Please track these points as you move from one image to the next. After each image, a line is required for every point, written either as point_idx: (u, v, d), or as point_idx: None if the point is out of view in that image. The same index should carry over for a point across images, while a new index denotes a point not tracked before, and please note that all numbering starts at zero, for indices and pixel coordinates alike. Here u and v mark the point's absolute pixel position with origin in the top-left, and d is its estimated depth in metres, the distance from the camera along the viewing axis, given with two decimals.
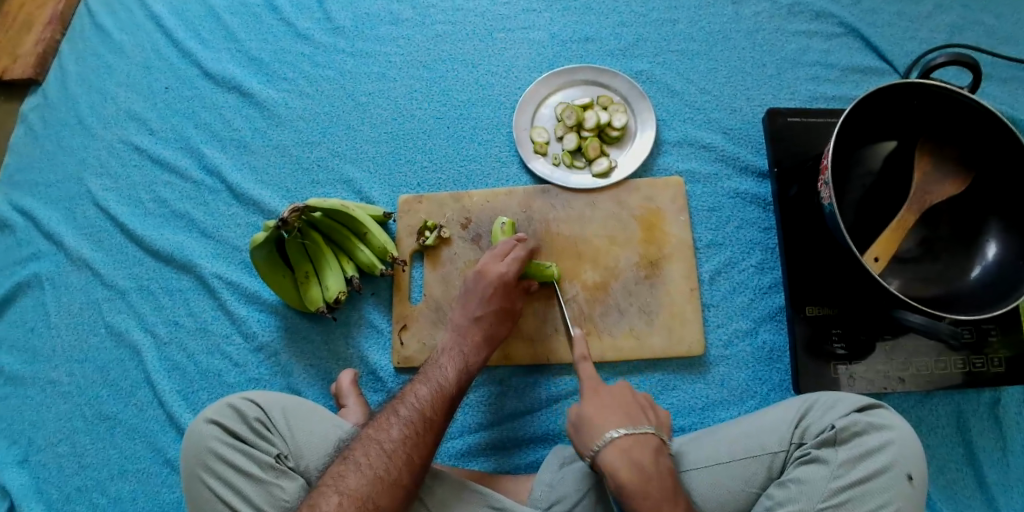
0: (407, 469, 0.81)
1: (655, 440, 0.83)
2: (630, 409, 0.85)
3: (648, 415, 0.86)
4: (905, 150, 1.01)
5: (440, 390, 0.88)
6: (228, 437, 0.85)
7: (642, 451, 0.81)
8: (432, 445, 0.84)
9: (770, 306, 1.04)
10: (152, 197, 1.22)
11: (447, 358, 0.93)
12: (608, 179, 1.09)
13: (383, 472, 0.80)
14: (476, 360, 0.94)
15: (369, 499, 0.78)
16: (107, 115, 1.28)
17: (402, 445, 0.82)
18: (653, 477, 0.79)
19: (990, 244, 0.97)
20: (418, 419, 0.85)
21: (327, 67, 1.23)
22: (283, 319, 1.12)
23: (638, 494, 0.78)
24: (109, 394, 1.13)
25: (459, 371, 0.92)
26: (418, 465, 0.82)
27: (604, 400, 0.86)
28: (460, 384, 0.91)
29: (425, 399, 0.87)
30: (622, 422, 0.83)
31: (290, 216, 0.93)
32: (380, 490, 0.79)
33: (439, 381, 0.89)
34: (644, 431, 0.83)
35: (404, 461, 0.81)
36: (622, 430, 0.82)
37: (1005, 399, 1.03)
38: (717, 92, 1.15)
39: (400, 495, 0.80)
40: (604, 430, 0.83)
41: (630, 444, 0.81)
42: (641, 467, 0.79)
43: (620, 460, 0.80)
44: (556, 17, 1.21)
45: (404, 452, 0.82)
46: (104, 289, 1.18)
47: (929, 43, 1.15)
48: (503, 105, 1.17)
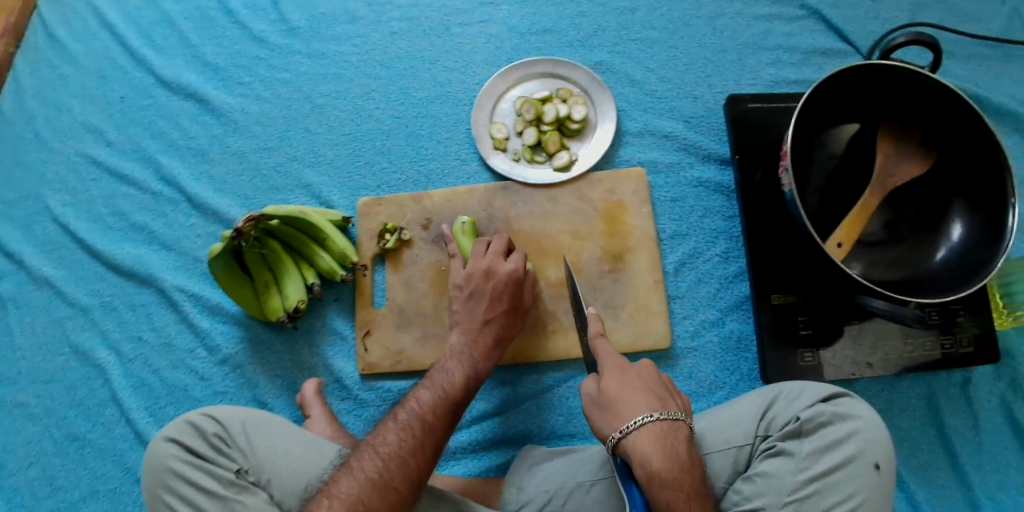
0: (402, 472, 0.79)
1: (685, 428, 0.78)
2: (661, 395, 0.80)
3: (676, 400, 0.81)
4: (868, 132, 1.00)
5: (444, 396, 0.87)
6: (186, 454, 0.83)
7: (676, 440, 0.76)
8: (428, 449, 0.82)
9: (736, 295, 1.03)
10: (111, 210, 1.19)
11: (452, 362, 0.91)
12: (570, 173, 1.07)
13: (377, 475, 0.78)
14: (485, 367, 0.92)
15: (360, 501, 0.75)
16: (63, 128, 1.24)
17: (397, 448, 0.80)
18: (684, 468, 0.75)
19: (955, 225, 0.96)
20: (417, 423, 0.83)
21: (283, 69, 1.21)
22: (247, 330, 1.11)
23: (671, 485, 0.73)
24: (78, 415, 1.11)
25: (464, 376, 0.90)
26: (415, 469, 0.80)
27: (631, 380, 0.80)
28: (466, 389, 0.89)
29: (426, 403, 0.85)
30: (658, 407, 0.78)
31: (244, 226, 0.91)
32: (372, 493, 0.76)
33: (442, 386, 0.88)
34: (677, 418, 0.78)
35: (399, 464, 0.79)
36: (657, 414, 0.77)
37: (976, 378, 1.03)
38: (677, 80, 1.13)
39: (394, 498, 0.77)
40: (636, 412, 0.77)
41: (665, 432, 0.76)
42: (676, 455, 0.75)
43: (654, 447, 0.75)
44: (514, 10, 1.18)
45: (401, 455, 0.80)
46: (66, 307, 1.16)
47: (891, 23, 1.14)
48: (461, 102, 1.15)
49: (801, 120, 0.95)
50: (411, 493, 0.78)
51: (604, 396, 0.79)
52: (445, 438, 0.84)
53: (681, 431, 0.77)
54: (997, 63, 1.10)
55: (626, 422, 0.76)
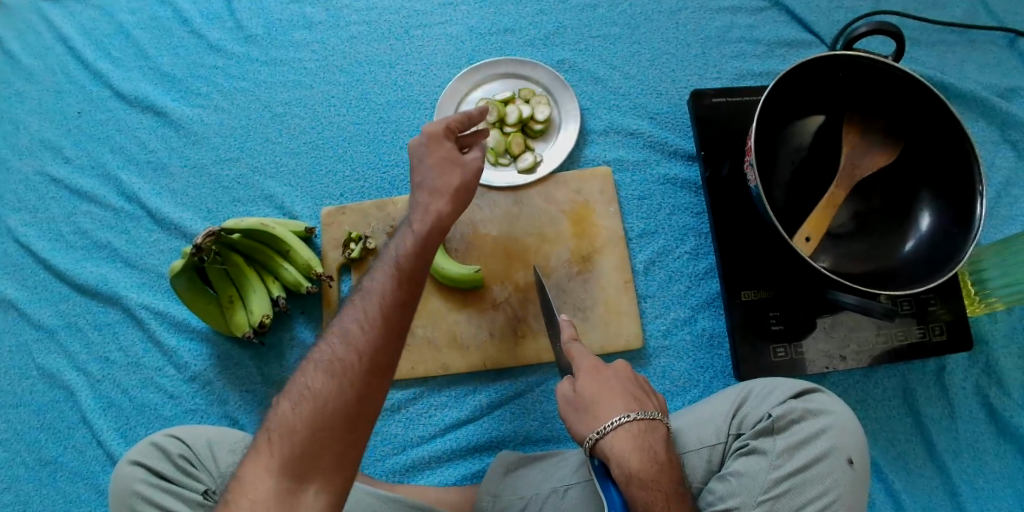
0: (353, 348, 0.70)
1: (663, 426, 0.78)
2: (638, 394, 0.80)
3: (654, 399, 0.81)
4: (833, 123, 0.99)
5: (393, 269, 0.74)
6: (152, 476, 0.82)
7: (655, 439, 0.76)
8: (382, 322, 0.71)
9: (707, 292, 1.02)
10: (72, 228, 1.17)
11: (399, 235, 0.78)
12: (535, 174, 1.06)
13: (329, 361, 0.70)
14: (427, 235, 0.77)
15: (316, 391, 0.68)
16: (21, 147, 1.21)
17: (346, 331, 0.71)
18: (662, 467, 0.74)
19: (923, 215, 0.96)
20: (365, 297, 0.73)
21: (241, 78, 1.19)
22: (214, 346, 1.09)
23: (650, 484, 0.73)
24: (47, 439, 1.09)
25: (416, 250, 0.76)
26: (369, 346, 0.70)
27: (607, 381, 0.79)
28: (417, 261, 0.75)
29: (375, 280, 0.74)
30: (637, 406, 0.77)
31: (204, 242, 0.89)
32: (326, 381, 0.69)
33: (391, 259, 0.76)
34: (655, 418, 0.77)
35: (349, 341, 0.70)
36: (636, 414, 0.76)
37: (950, 366, 1.03)
38: (641, 77, 1.11)
39: (347, 375, 0.69)
40: (614, 413, 0.76)
41: (643, 432, 0.75)
42: (654, 455, 0.74)
43: (632, 447, 0.74)
44: (473, 10, 1.16)
45: (351, 334, 0.71)
46: (31, 329, 1.13)
47: (854, 12, 1.13)
48: (423, 105, 1.13)
49: (764, 114, 0.94)
50: (370, 366, 0.69)
51: (580, 398, 0.78)
52: (409, 311, 0.73)
53: (659, 429, 0.77)
54: (961, 48, 1.09)
55: (603, 423, 0.75)
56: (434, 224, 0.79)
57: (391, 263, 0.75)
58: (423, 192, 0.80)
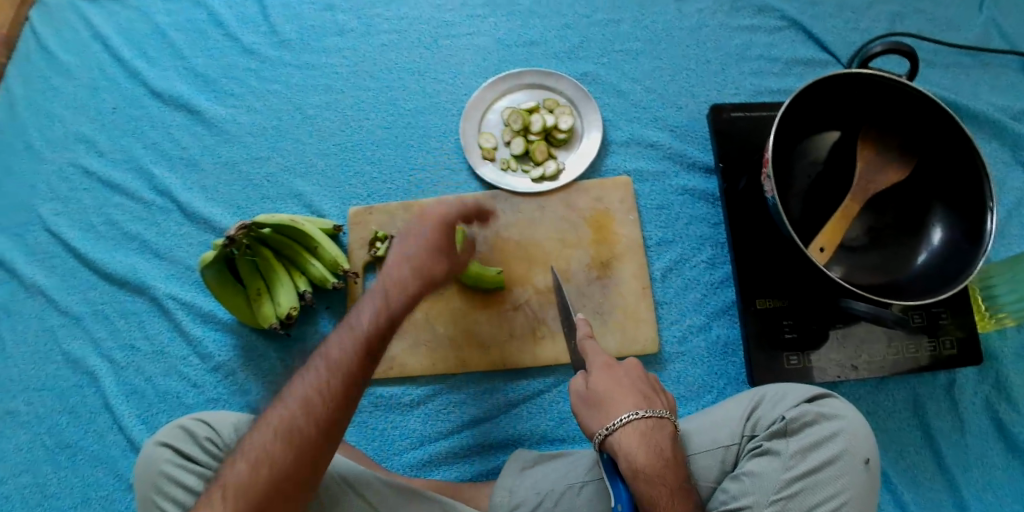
0: (307, 416, 0.73)
1: (668, 426, 0.80)
2: (649, 393, 0.81)
3: (661, 399, 0.82)
4: (847, 140, 1.02)
5: (353, 336, 0.78)
6: (179, 457, 0.85)
7: (659, 436, 0.78)
8: (340, 391, 0.75)
9: (723, 300, 1.05)
10: (103, 219, 1.21)
11: (366, 301, 0.81)
12: (557, 181, 1.09)
13: (288, 424, 0.73)
14: (399, 303, 0.81)
15: (273, 454, 0.72)
16: (57, 139, 1.26)
17: (306, 398, 0.74)
18: (663, 464, 0.76)
19: (934, 230, 0.99)
20: (324, 365, 0.76)
21: (274, 80, 1.23)
22: (239, 338, 1.12)
23: (654, 480, 0.74)
24: (70, 422, 1.12)
25: (382, 318, 0.80)
26: (326, 415, 0.74)
27: (620, 378, 0.80)
28: (381, 329, 0.79)
29: (337, 347, 0.77)
30: (645, 404, 0.79)
31: (237, 234, 0.93)
32: (284, 443, 0.72)
33: (353, 326, 0.79)
34: (663, 417, 0.79)
35: (304, 408, 0.74)
36: (645, 412, 0.78)
37: (960, 381, 1.04)
38: (661, 90, 1.15)
39: (304, 441, 0.73)
40: (625, 409, 0.78)
41: (649, 429, 0.77)
42: (656, 452, 0.76)
43: (638, 443, 0.76)
44: (501, 22, 1.20)
45: (304, 402, 0.74)
46: (59, 315, 1.17)
47: (871, 33, 1.16)
48: (450, 112, 1.17)
49: (782, 128, 0.97)
50: (326, 434, 0.74)
51: (592, 395, 0.80)
52: (365, 376, 0.78)
53: (663, 427, 0.79)
54: (975, 72, 1.13)
55: (615, 419, 0.77)
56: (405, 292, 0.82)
57: (358, 332, 0.78)
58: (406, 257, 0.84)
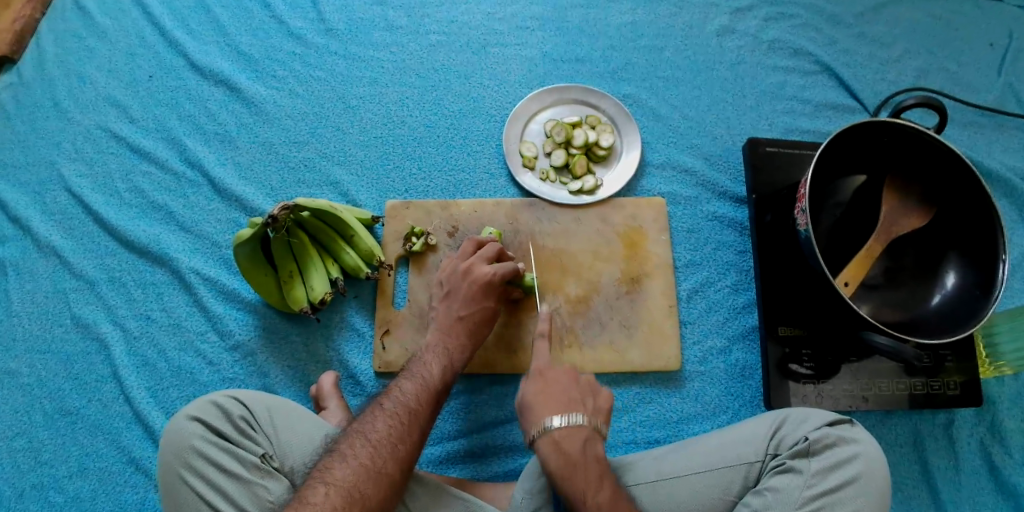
0: (393, 459, 0.81)
1: (589, 429, 0.81)
2: (573, 396, 0.83)
3: (589, 401, 0.83)
4: (873, 184, 1.07)
5: (425, 386, 0.89)
6: (211, 434, 0.83)
7: (572, 438, 0.79)
8: (415, 436, 0.84)
9: (745, 325, 1.08)
10: (128, 186, 1.18)
11: (430, 355, 0.94)
12: (594, 195, 1.12)
13: (369, 461, 0.80)
14: (460, 358, 0.95)
15: (356, 488, 0.77)
16: (85, 100, 1.23)
17: (386, 437, 0.82)
18: (578, 465, 0.78)
19: (948, 275, 1.04)
20: (402, 411, 0.86)
21: (318, 67, 1.23)
22: (261, 319, 1.09)
23: (567, 484, 0.77)
24: (74, 389, 1.08)
25: (444, 371, 0.92)
26: (403, 457, 0.82)
27: (551, 389, 0.83)
28: (445, 381, 0.92)
29: (409, 393, 0.88)
30: (560, 408, 0.81)
31: (279, 214, 0.92)
32: (367, 479, 0.78)
33: (423, 376, 0.91)
34: (579, 421, 0.80)
35: (389, 451, 0.81)
36: (559, 418, 0.80)
37: (959, 421, 1.09)
38: (699, 119, 1.20)
39: (384, 479, 0.79)
40: (543, 418, 0.81)
41: (564, 435, 0.80)
42: (568, 454, 0.79)
43: (549, 449, 0.79)
44: (548, 37, 1.24)
45: (389, 445, 0.82)
46: (71, 279, 1.12)
47: (896, 85, 1.23)
48: (493, 118, 1.19)
49: (819, 165, 1.02)
50: (401, 476, 0.81)
51: (523, 404, 0.83)
52: (430, 423, 0.88)
53: (578, 429, 0.80)
54: (990, 131, 1.20)
55: (538, 426, 0.81)
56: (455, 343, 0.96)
57: (426, 380, 0.90)
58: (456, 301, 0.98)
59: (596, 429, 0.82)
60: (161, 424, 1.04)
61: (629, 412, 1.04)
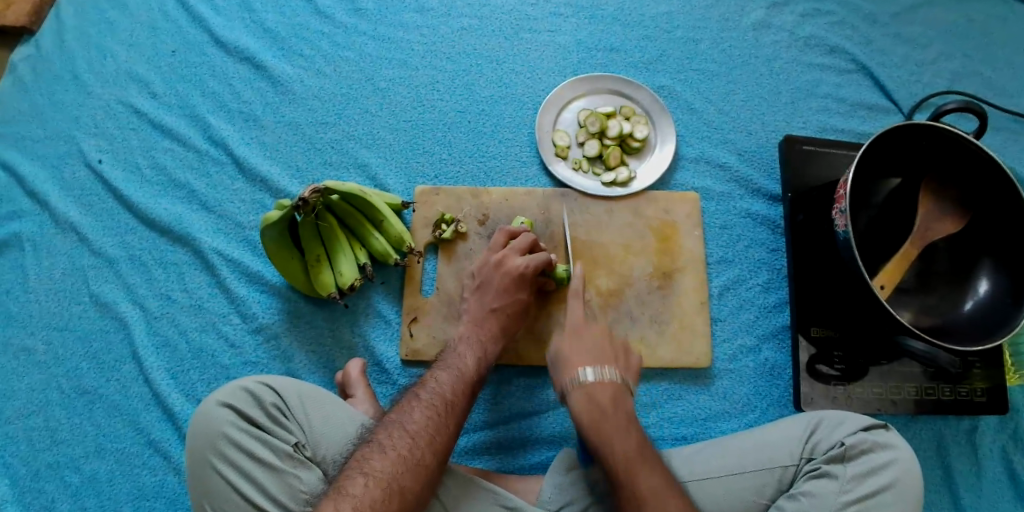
0: (431, 450, 0.80)
1: (621, 383, 0.88)
2: (604, 352, 0.91)
3: (619, 360, 0.91)
4: (909, 187, 1.06)
5: (461, 376, 0.89)
6: (242, 421, 0.81)
7: (603, 388, 0.86)
8: (452, 428, 0.83)
9: (776, 324, 1.07)
10: (150, 163, 1.15)
11: (464, 345, 0.93)
12: (627, 188, 1.11)
13: (407, 453, 0.78)
14: (494, 349, 0.94)
15: (394, 480, 0.76)
16: (106, 74, 1.21)
17: (424, 428, 0.81)
18: (608, 413, 0.84)
19: (981, 282, 1.02)
20: (439, 402, 0.84)
21: (346, 47, 1.20)
22: (286, 302, 1.07)
23: (598, 430, 0.83)
24: (91, 368, 1.05)
25: (478, 362, 0.92)
26: (440, 449, 0.81)
27: (583, 340, 0.92)
28: (480, 373, 0.91)
29: (445, 384, 0.87)
30: (592, 360, 0.89)
31: (310, 196, 0.88)
32: (405, 471, 0.77)
33: (458, 367, 0.90)
34: (610, 375, 0.87)
35: (427, 442, 0.80)
36: (591, 371, 0.87)
37: (982, 427, 1.08)
38: (734, 114, 1.18)
39: (422, 471, 0.78)
40: (576, 370, 0.88)
41: (597, 386, 0.86)
42: (599, 404, 0.85)
43: (581, 398, 0.86)
44: (582, 24, 1.22)
45: (427, 437, 0.80)
46: (90, 256, 1.10)
47: (931, 87, 1.21)
48: (525, 105, 1.17)
49: (861, 165, 1.00)
50: (438, 468, 0.80)
51: (558, 357, 0.92)
52: (465, 414, 0.87)
53: (609, 382, 0.87)
54: None
55: (571, 376, 0.88)
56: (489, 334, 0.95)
57: (461, 370, 0.89)
58: (491, 294, 0.97)
59: (627, 386, 0.89)
60: (181, 406, 1.02)
61: (656, 408, 1.03)
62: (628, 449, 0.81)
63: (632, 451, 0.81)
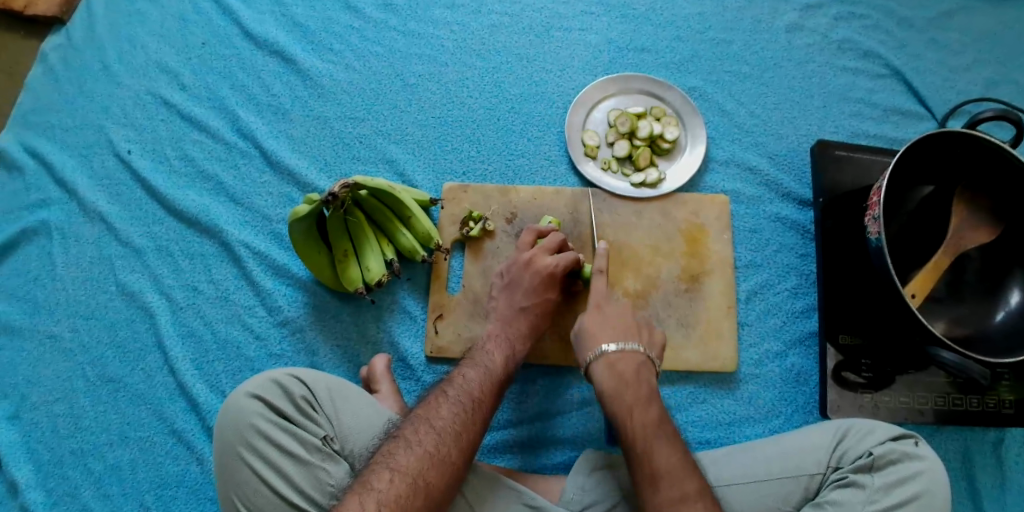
0: (457, 447, 0.79)
1: (643, 357, 0.88)
2: (628, 326, 0.91)
3: (644, 335, 0.91)
4: (942, 195, 1.04)
5: (488, 374, 0.88)
6: (271, 414, 0.81)
7: (625, 360, 0.87)
8: (479, 425, 0.83)
9: (802, 329, 1.06)
10: (178, 153, 1.16)
11: (493, 344, 0.93)
12: (656, 189, 1.10)
13: (433, 449, 0.78)
14: (522, 349, 0.94)
15: (420, 476, 0.76)
16: (136, 65, 1.21)
17: (451, 424, 0.81)
18: (629, 383, 0.85)
19: (1014, 292, 0.99)
20: (467, 399, 0.84)
21: (377, 43, 1.20)
22: (312, 296, 1.07)
23: (618, 400, 0.83)
24: (116, 356, 1.05)
25: (504, 360, 0.91)
26: (467, 447, 0.80)
27: (607, 316, 0.92)
28: (507, 372, 0.91)
29: (473, 382, 0.87)
30: (615, 335, 0.89)
31: (340, 192, 0.87)
32: (430, 466, 0.77)
33: (486, 365, 0.90)
34: (632, 348, 0.88)
35: (453, 439, 0.80)
36: (614, 343, 0.88)
37: (1008, 440, 1.05)
38: (765, 117, 1.17)
39: (446, 466, 0.78)
40: (598, 343, 0.89)
41: (618, 357, 0.87)
42: (621, 375, 0.85)
43: (603, 368, 0.87)
44: (614, 23, 1.22)
45: (454, 433, 0.80)
46: (117, 246, 1.11)
47: (965, 94, 1.19)
48: (555, 103, 1.17)
49: (897, 171, 0.98)
50: (463, 465, 0.79)
51: (581, 332, 0.92)
52: (492, 412, 0.86)
53: (630, 353, 0.88)
54: None
55: (593, 349, 0.89)
56: (516, 332, 0.95)
57: (488, 368, 0.89)
58: (520, 293, 0.96)
59: (651, 359, 0.89)
60: (205, 398, 1.02)
61: (681, 411, 1.03)
62: (648, 419, 0.82)
63: (652, 422, 0.81)
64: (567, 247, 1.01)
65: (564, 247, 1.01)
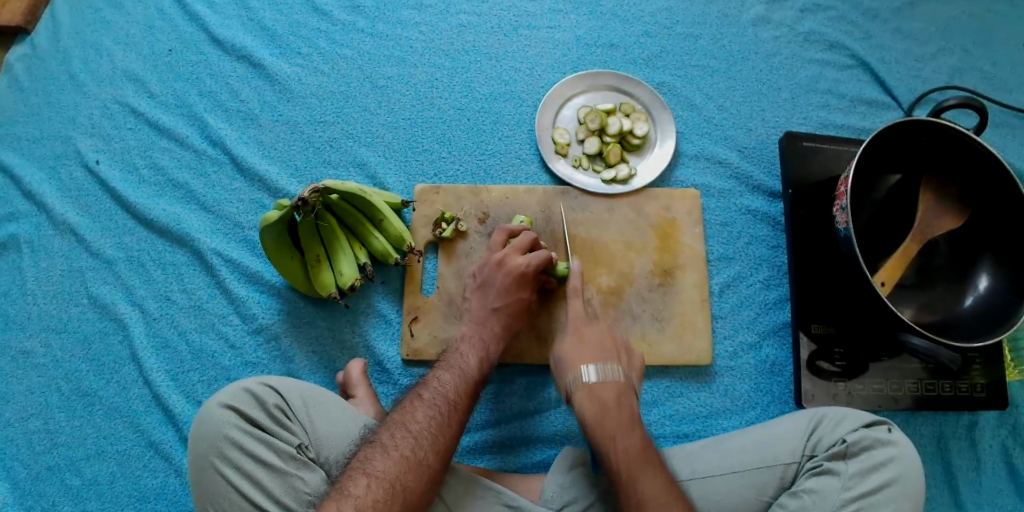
0: (434, 450, 0.79)
1: (624, 382, 0.87)
2: (607, 351, 0.89)
3: (623, 358, 0.90)
4: (909, 183, 1.05)
5: (463, 375, 0.88)
6: (244, 423, 0.81)
7: (607, 387, 0.86)
8: (455, 427, 0.83)
9: (776, 320, 1.07)
10: (147, 163, 1.15)
11: (467, 345, 0.93)
12: (627, 185, 1.11)
13: (409, 453, 0.78)
14: (496, 349, 0.94)
15: (396, 481, 0.76)
16: (102, 74, 1.20)
17: (427, 428, 0.81)
18: (612, 412, 0.84)
19: (982, 277, 1.01)
20: (442, 402, 0.84)
21: (345, 46, 1.20)
22: (286, 303, 1.06)
23: (603, 428, 0.83)
24: (91, 370, 1.05)
25: (479, 361, 0.91)
26: (444, 450, 0.80)
27: (587, 341, 0.90)
28: (482, 372, 0.91)
29: (448, 384, 0.87)
30: (596, 360, 0.88)
31: (310, 197, 0.87)
32: (407, 471, 0.77)
33: (461, 367, 0.89)
34: (614, 372, 0.87)
35: (430, 443, 0.80)
36: (594, 369, 0.87)
37: (982, 423, 1.06)
38: (733, 110, 1.18)
39: (423, 472, 0.78)
40: (579, 369, 0.88)
41: (600, 384, 0.86)
42: (603, 402, 0.85)
43: (584, 396, 0.86)
44: (582, 20, 1.22)
45: (430, 436, 0.80)
46: (89, 258, 1.10)
47: (930, 82, 1.20)
48: (525, 101, 1.18)
49: (862, 161, 0.99)
50: (441, 467, 0.79)
51: (561, 359, 0.90)
52: (469, 414, 0.86)
53: (613, 380, 0.86)
54: None
55: (574, 377, 0.87)
56: (490, 332, 0.95)
57: (464, 369, 0.89)
58: (494, 294, 0.96)
59: (631, 382, 0.88)
60: (181, 408, 1.01)
61: (657, 406, 1.03)
62: (630, 446, 0.81)
63: (635, 447, 0.81)
64: (540, 245, 1.02)
65: (536, 245, 1.01)
